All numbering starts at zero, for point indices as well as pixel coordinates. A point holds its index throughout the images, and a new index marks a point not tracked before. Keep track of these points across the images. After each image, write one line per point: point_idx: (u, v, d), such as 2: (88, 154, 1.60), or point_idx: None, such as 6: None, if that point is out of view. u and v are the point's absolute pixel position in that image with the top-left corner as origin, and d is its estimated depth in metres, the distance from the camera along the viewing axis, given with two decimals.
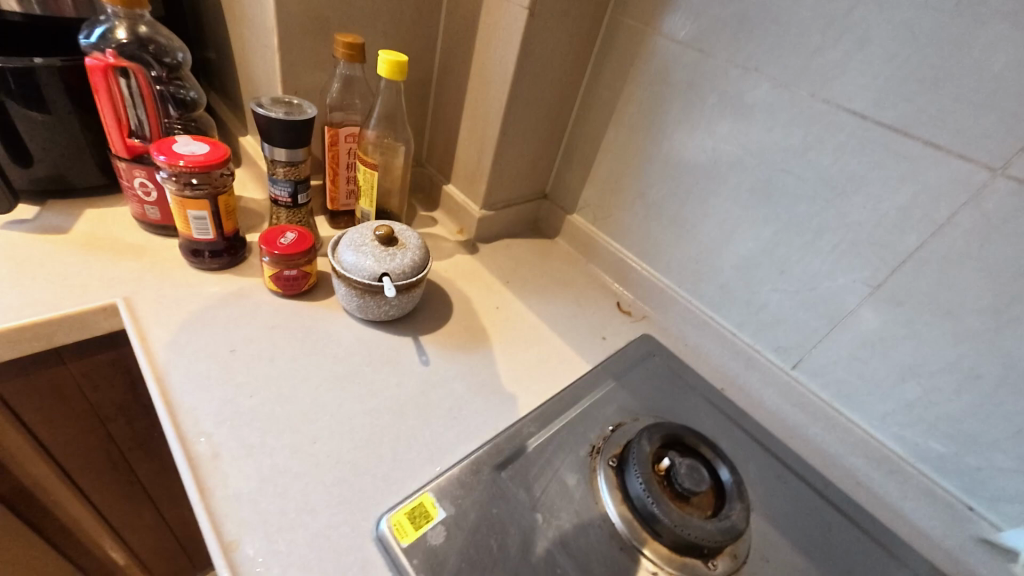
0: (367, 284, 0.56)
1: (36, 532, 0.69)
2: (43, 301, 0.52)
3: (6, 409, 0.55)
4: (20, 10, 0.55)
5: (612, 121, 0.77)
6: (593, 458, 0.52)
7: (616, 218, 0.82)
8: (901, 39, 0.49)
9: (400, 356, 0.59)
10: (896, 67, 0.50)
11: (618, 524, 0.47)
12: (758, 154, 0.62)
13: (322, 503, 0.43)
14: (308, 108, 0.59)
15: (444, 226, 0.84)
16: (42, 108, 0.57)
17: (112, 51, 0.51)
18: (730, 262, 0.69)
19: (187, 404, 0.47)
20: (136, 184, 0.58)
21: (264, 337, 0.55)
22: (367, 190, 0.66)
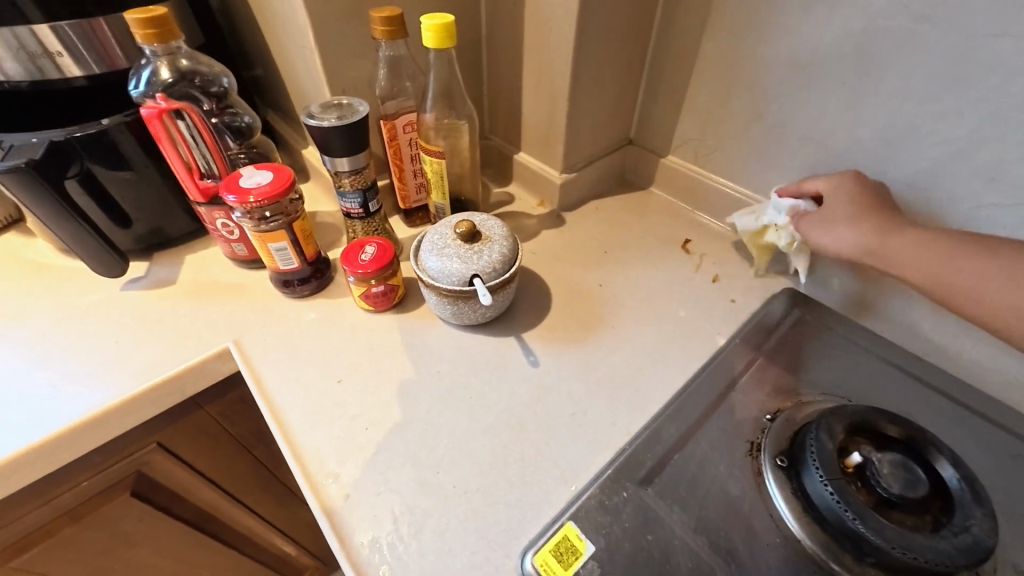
0: (458, 290, 0.51)
1: (222, 542, 0.78)
2: (168, 356, 0.54)
3: (169, 454, 0.60)
4: (83, 73, 0.56)
5: (709, 28, 0.62)
6: (754, 457, 0.43)
7: (726, 150, 0.68)
8: None
9: (507, 359, 0.54)
10: None
11: (802, 539, 0.38)
12: (944, 24, 0.44)
13: (460, 542, 0.40)
14: (359, 106, 0.53)
15: (523, 200, 0.76)
16: (123, 168, 0.58)
17: (161, 95, 0.49)
18: (900, 180, 0.53)
19: (310, 446, 0.46)
20: (219, 225, 0.58)
21: (366, 361, 0.53)
22: (437, 182, 0.60)
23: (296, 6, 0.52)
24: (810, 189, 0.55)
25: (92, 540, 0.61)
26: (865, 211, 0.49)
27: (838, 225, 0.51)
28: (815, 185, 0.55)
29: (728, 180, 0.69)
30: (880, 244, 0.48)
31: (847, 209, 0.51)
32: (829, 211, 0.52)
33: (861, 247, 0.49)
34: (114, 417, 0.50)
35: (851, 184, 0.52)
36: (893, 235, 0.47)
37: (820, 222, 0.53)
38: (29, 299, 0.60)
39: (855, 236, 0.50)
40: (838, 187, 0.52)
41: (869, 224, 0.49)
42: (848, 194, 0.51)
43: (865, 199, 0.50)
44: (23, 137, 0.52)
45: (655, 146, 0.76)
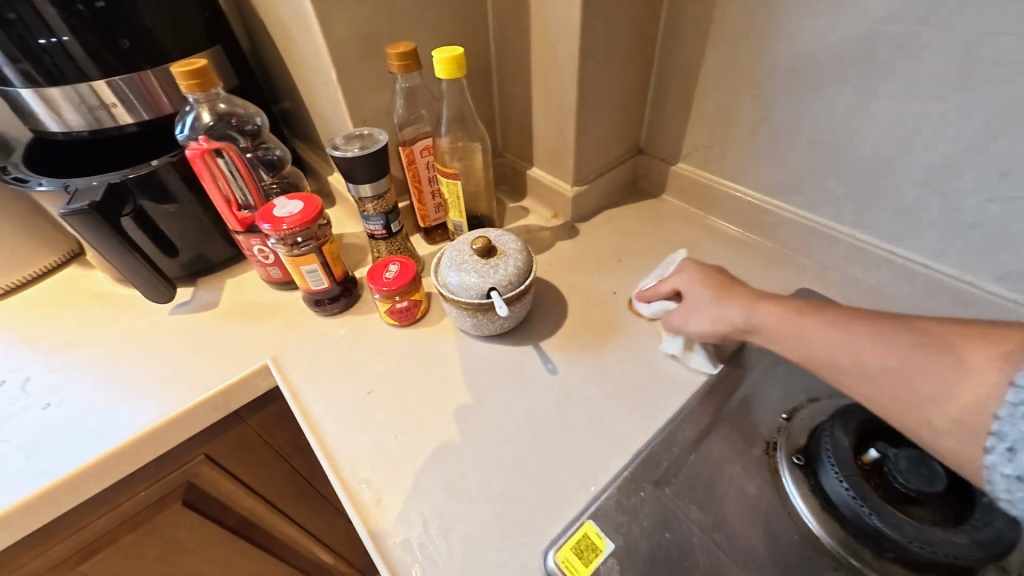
0: (477, 303, 0.54)
1: (265, 550, 0.83)
2: (214, 374, 0.59)
3: (216, 465, 0.64)
4: (135, 120, 0.62)
5: (710, 39, 0.63)
6: (771, 456, 0.44)
7: (735, 155, 0.69)
8: None
9: (526, 367, 0.56)
10: None
11: (821, 535, 0.39)
12: (942, 24, 0.45)
13: (485, 543, 0.42)
14: (379, 135, 0.58)
15: (538, 213, 0.79)
16: (171, 203, 0.63)
17: (204, 137, 0.54)
18: (910, 176, 0.53)
19: (345, 453, 0.50)
20: (255, 251, 0.63)
21: (393, 374, 0.56)
22: (454, 202, 0.63)
23: (320, 48, 0.57)
24: (665, 288, 0.55)
25: (149, 547, 0.65)
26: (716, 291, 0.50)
27: (709, 308, 0.49)
28: (669, 281, 0.55)
29: (739, 184, 0.70)
30: (747, 320, 0.46)
31: (706, 294, 0.50)
32: (692, 295, 0.51)
33: (740, 327, 0.47)
34: (166, 431, 0.55)
35: (694, 275, 0.53)
36: (758, 307, 0.46)
37: (681, 313, 0.52)
38: (92, 325, 0.67)
39: (721, 317, 0.48)
40: (695, 280, 0.52)
41: (734, 301, 0.48)
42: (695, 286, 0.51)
43: (717, 289, 0.50)
44: (86, 181, 0.58)
45: (664, 154, 0.77)
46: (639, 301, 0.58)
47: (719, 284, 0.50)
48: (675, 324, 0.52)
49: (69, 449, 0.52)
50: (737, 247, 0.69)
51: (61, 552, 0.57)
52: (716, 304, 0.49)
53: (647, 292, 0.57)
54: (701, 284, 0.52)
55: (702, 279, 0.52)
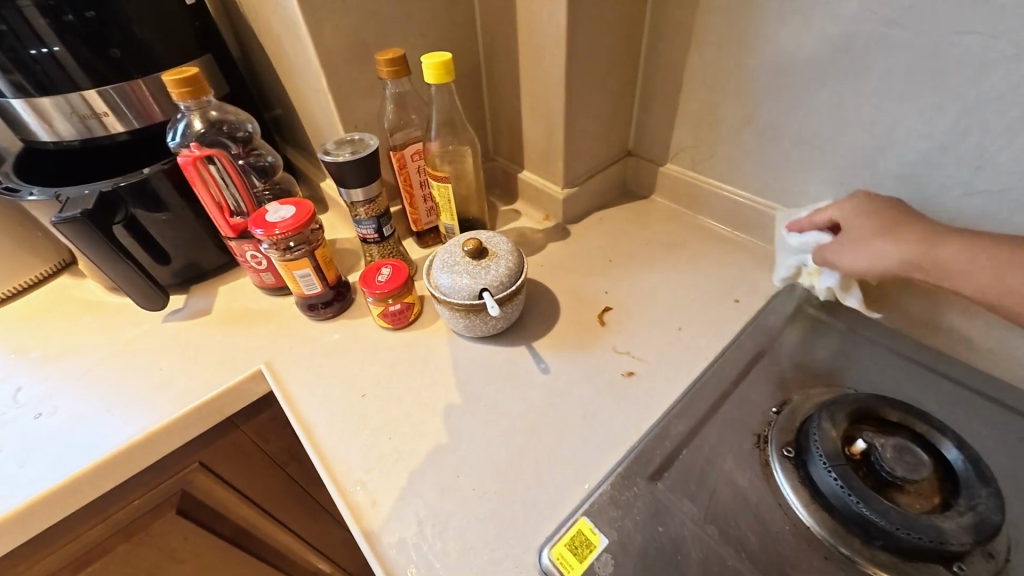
0: (469, 304, 0.54)
1: (262, 558, 0.82)
2: (207, 380, 0.59)
3: (211, 472, 0.64)
4: (125, 129, 0.63)
5: (694, 42, 0.65)
6: (762, 449, 0.45)
7: (721, 155, 0.70)
8: None
9: (518, 367, 0.56)
10: None
11: (810, 525, 0.39)
12: (914, 25, 0.47)
13: (480, 541, 0.42)
14: (369, 140, 0.58)
15: (529, 215, 0.80)
16: (163, 210, 0.63)
17: (195, 144, 0.54)
18: (890, 173, 0.55)
19: (340, 455, 0.50)
20: (248, 257, 0.63)
21: (387, 376, 0.57)
22: (446, 205, 0.64)
23: (309, 56, 0.57)
24: (822, 217, 0.54)
25: (144, 556, 0.65)
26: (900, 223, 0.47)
27: (869, 243, 0.48)
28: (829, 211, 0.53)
29: (726, 184, 0.71)
30: (927, 255, 0.44)
31: (877, 226, 0.48)
32: (854, 231, 0.50)
33: (903, 263, 0.46)
34: (160, 437, 0.55)
35: (867, 203, 0.50)
36: (941, 245, 0.44)
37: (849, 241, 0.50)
38: (83, 334, 0.66)
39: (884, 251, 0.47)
40: (861, 211, 0.50)
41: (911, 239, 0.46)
42: (875, 213, 0.49)
43: (897, 218, 0.47)
44: (77, 190, 0.58)
45: (653, 156, 0.79)
46: (789, 230, 0.57)
47: (894, 218, 0.47)
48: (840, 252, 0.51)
49: (61, 458, 0.52)
50: (725, 246, 0.71)
51: (56, 562, 0.56)
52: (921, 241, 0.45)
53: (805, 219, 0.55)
54: (863, 217, 0.50)
55: (872, 215, 0.49)
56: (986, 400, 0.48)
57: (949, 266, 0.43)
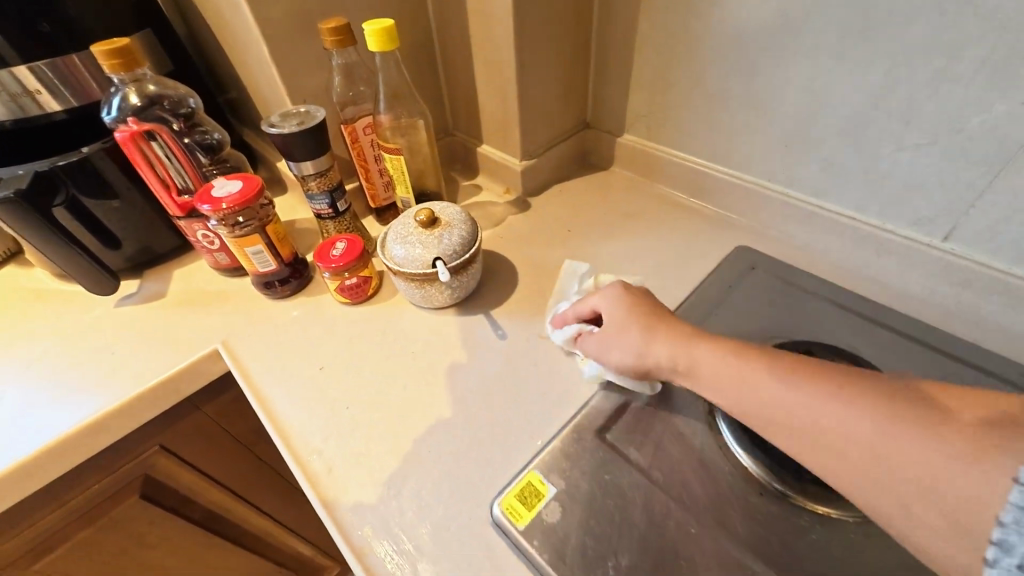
0: (423, 274, 0.55)
1: (235, 542, 0.82)
2: (163, 361, 0.58)
3: (172, 456, 0.64)
4: (63, 107, 0.61)
5: (642, 9, 0.65)
6: (706, 399, 0.46)
7: (674, 123, 0.71)
8: None
9: (476, 335, 0.57)
10: None
11: (749, 465, 0.41)
12: None
13: (435, 499, 0.43)
14: (317, 112, 0.57)
15: (491, 190, 0.80)
16: (107, 191, 0.62)
17: (133, 119, 0.53)
18: (831, 132, 0.56)
19: (296, 427, 0.50)
20: (199, 237, 0.61)
21: (345, 349, 0.57)
22: (400, 178, 0.63)
23: (251, 26, 0.56)
24: (585, 308, 0.50)
25: (108, 543, 0.64)
26: (651, 316, 0.45)
27: (648, 347, 0.43)
28: (588, 302, 0.50)
29: (680, 152, 0.72)
30: (671, 356, 0.42)
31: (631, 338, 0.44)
32: (611, 325, 0.46)
33: (665, 365, 0.42)
34: (112, 421, 0.54)
35: (622, 305, 0.47)
36: (719, 353, 0.39)
37: (599, 343, 0.47)
38: (32, 322, 0.65)
39: (678, 356, 0.42)
40: (618, 309, 0.46)
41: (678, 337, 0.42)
42: (620, 309, 0.46)
43: (646, 316, 0.45)
44: (12, 170, 0.56)
45: (611, 128, 0.79)
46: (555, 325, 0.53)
47: (653, 317, 0.45)
48: (614, 360, 0.46)
49: (8, 445, 0.51)
50: (681, 213, 0.72)
51: (10, 552, 0.55)
52: (666, 346, 0.42)
53: (569, 313, 0.52)
54: (620, 333, 0.46)
55: (626, 306, 0.46)
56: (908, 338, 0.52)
57: (710, 374, 0.39)
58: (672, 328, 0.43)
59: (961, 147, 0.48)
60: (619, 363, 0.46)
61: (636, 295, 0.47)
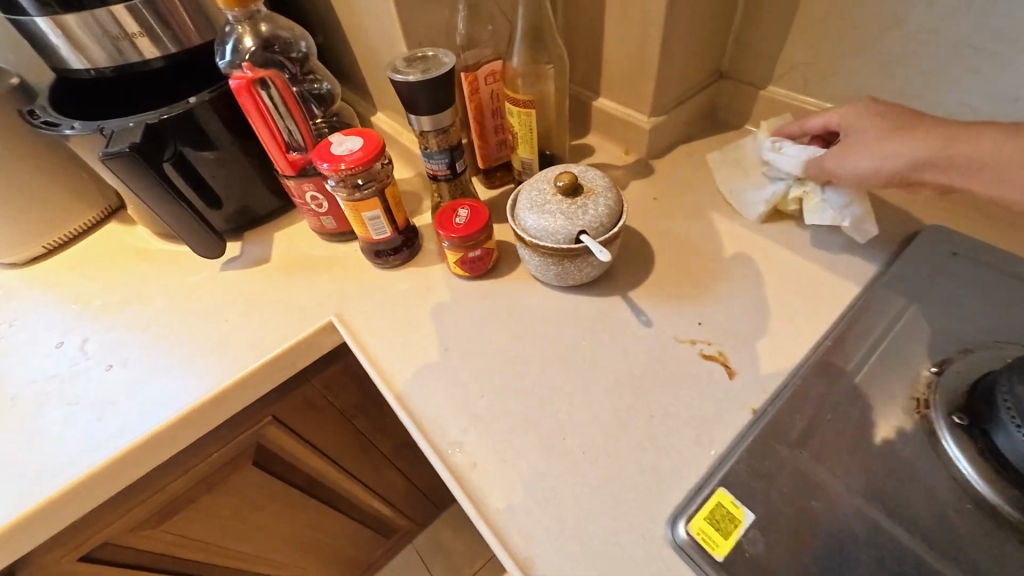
0: (564, 249, 0.48)
1: (331, 503, 0.83)
2: (276, 333, 0.55)
3: (283, 425, 0.62)
4: (160, 55, 0.58)
5: None
6: (923, 415, 0.39)
7: (845, 71, 0.59)
8: None
9: (616, 320, 0.50)
10: None
11: (998, 503, 0.35)
12: None
13: (599, 510, 0.38)
14: (444, 57, 0.49)
15: (607, 151, 0.70)
16: (210, 145, 0.57)
17: (248, 64, 0.47)
18: None
19: (430, 414, 0.46)
20: (308, 198, 0.57)
21: (469, 329, 0.52)
22: (525, 136, 0.55)
23: None
24: (815, 125, 0.55)
25: (225, 505, 0.65)
26: (899, 121, 0.48)
27: (876, 148, 0.48)
28: (822, 118, 0.55)
29: (848, 108, 0.61)
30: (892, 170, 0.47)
31: (879, 128, 0.49)
32: (862, 137, 0.49)
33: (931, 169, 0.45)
34: (237, 391, 0.52)
35: (866, 108, 0.51)
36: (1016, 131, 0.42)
37: (842, 155, 0.50)
38: (142, 284, 0.63)
39: (889, 156, 0.47)
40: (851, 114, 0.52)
41: (901, 142, 0.47)
42: (875, 119, 0.49)
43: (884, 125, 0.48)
44: (120, 122, 0.52)
45: (752, 79, 0.67)
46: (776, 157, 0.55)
47: (893, 119, 0.49)
48: (826, 166, 0.51)
49: (142, 412, 0.50)
50: None
51: (142, 511, 0.55)
52: (874, 142, 0.48)
53: (796, 128, 0.57)
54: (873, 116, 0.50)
55: (877, 119, 0.49)
56: None
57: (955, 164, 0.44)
58: (892, 124, 0.48)
59: None
60: (889, 157, 0.47)
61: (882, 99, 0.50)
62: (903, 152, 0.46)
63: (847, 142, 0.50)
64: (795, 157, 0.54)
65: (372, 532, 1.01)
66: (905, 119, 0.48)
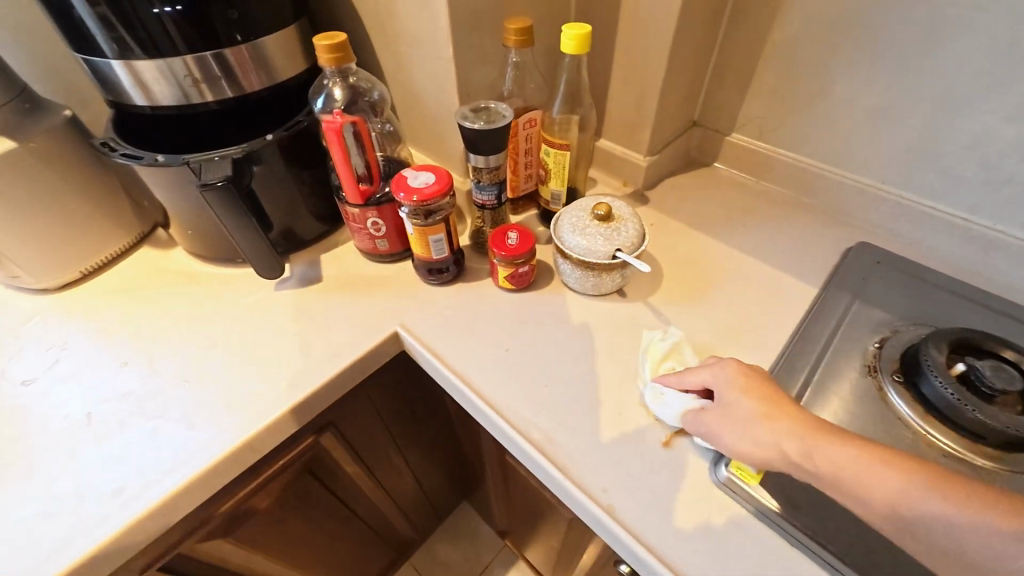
0: (604, 263, 0.60)
1: (359, 511, 0.87)
2: (346, 342, 0.61)
3: (337, 432, 0.68)
4: (215, 99, 0.62)
5: (778, 18, 0.70)
6: (874, 377, 0.54)
7: (790, 126, 0.77)
8: None
9: (641, 321, 0.62)
10: None
11: (928, 435, 0.49)
12: (1000, 11, 0.54)
13: (657, 464, 0.49)
14: (502, 109, 0.60)
15: (607, 183, 0.84)
16: (270, 171, 0.62)
17: (339, 111, 0.55)
18: (957, 140, 0.63)
19: (504, 402, 0.55)
20: (369, 224, 0.64)
21: (522, 331, 0.62)
22: (558, 172, 0.66)
23: (439, 24, 0.58)
24: (694, 384, 0.50)
25: (276, 516, 0.68)
26: (769, 405, 0.45)
27: (754, 431, 0.44)
28: (699, 376, 0.50)
29: (793, 153, 0.79)
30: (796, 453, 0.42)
31: (751, 409, 0.45)
32: (736, 412, 0.46)
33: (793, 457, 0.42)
34: (314, 400, 0.57)
35: (739, 374, 0.48)
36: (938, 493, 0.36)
37: (716, 423, 0.46)
38: (197, 304, 0.67)
39: (766, 442, 0.43)
40: (729, 378, 0.48)
41: (785, 430, 0.43)
42: (742, 386, 0.46)
43: (753, 394, 0.46)
44: (205, 155, 0.57)
45: (719, 128, 0.84)
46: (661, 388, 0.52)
47: (776, 404, 0.45)
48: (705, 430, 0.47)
49: (228, 420, 0.54)
50: (792, 210, 0.79)
51: (211, 523, 0.58)
52: (801, 440, 0.42)
53: (676, 380, 0.51)
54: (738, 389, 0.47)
55: (746, 392, 0.46)
56: (1018, 321, 0.59)
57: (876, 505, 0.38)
58: (800, 422, 0.43)
59: None
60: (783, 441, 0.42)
61: (750, 369, 0.48)
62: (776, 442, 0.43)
63: (722, 408, 0.47)
64: (674, 407, 0.50)
65: (384, 544, 1.04)
66: (815, 422, 0.43)
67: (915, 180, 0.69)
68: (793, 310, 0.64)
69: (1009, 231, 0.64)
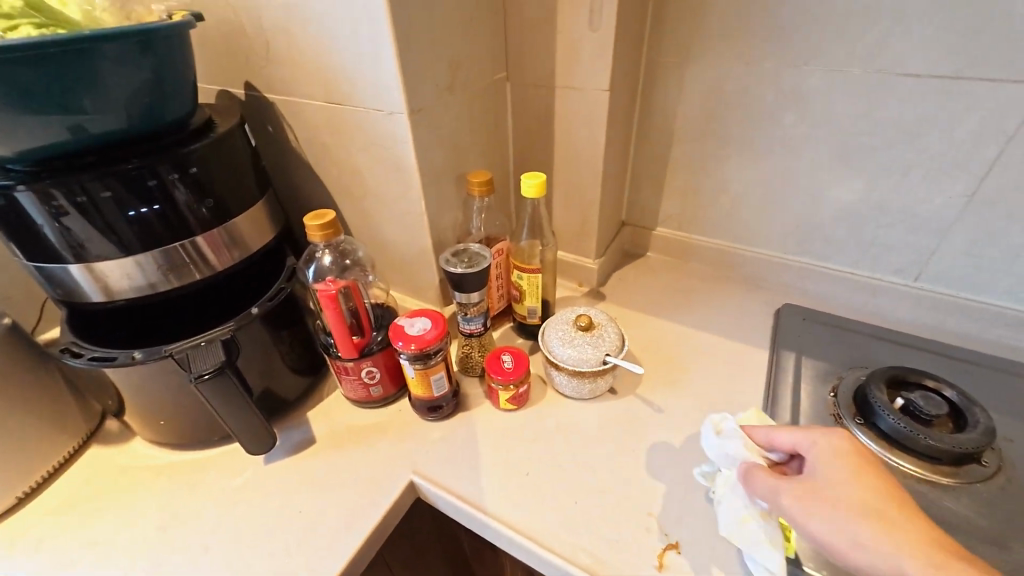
0: (597, 370, 0.65)
1: None
2: (362, 504, 0.58)
3: None
4: (178, 285, 0.60)
5: (674, 140, 0.87)
6: (841, 422, 0.63)
7: (702, 217, 0.93)
8: (935, 23, 0.62)
9: (637, 414, 0.68)
10: (937, 38, 0.63)
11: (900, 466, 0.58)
12: (829, 129, 0.74)
13: (702, 558, 0.52)
14: (479, 249, 0.67)
15: (565, 286, 0.92)
16: (256, 342, 0.60)
17: (330, 278, 0.58)
18: (828, 217, 0.81)
19: (543, 530, 0.55)
20: (363, 374, 0.64)
21: (536, 450, 0.63)
22: (533, 291, 0.73)
23: (412, 186, 0.65)
24: (784, 442, 0.51)
25: None
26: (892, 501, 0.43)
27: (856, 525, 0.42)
28: (791, 437, 0.50)
29: (710, 238, 0.94)
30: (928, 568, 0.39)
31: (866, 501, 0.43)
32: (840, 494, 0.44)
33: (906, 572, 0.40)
34: None
35: (847, 449, 0.47)
36: None
37: (804, 496, 0.45)
38: (175, 502, 0.59)
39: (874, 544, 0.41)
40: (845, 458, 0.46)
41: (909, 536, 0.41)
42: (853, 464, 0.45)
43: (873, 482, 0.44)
44: (189, 342, 0.55)
45: (644, 225, 0.99)
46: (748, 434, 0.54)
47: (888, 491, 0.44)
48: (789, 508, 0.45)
49: None
50: (722, 284, 0.92)
51: None
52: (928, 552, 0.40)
53: (764, 434, 0.53)
54: (757, 434, 0.51)
55: (856, 468, 0.45)
56: (918, 348, 0.74)
57: None
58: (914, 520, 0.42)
59: (916, 223, 0.75)
60: (861, 494, 0.44)
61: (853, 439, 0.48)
62: (872, 499, 0.43)
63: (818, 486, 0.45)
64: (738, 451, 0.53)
65: None
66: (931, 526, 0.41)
67: (806, 248, 0.86)
68: (755, 375, 0.73)
69: (885, 277, 0.82)
